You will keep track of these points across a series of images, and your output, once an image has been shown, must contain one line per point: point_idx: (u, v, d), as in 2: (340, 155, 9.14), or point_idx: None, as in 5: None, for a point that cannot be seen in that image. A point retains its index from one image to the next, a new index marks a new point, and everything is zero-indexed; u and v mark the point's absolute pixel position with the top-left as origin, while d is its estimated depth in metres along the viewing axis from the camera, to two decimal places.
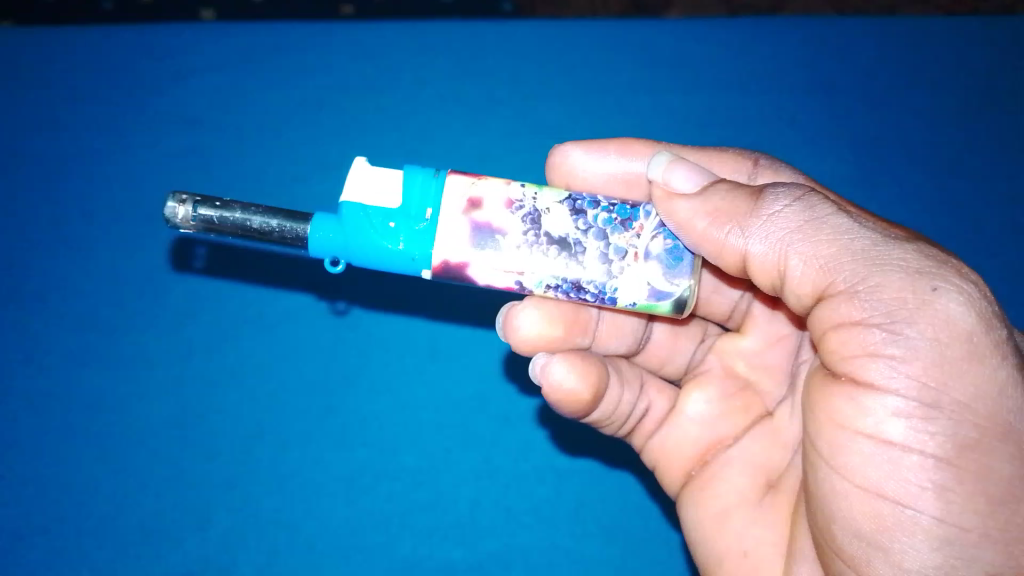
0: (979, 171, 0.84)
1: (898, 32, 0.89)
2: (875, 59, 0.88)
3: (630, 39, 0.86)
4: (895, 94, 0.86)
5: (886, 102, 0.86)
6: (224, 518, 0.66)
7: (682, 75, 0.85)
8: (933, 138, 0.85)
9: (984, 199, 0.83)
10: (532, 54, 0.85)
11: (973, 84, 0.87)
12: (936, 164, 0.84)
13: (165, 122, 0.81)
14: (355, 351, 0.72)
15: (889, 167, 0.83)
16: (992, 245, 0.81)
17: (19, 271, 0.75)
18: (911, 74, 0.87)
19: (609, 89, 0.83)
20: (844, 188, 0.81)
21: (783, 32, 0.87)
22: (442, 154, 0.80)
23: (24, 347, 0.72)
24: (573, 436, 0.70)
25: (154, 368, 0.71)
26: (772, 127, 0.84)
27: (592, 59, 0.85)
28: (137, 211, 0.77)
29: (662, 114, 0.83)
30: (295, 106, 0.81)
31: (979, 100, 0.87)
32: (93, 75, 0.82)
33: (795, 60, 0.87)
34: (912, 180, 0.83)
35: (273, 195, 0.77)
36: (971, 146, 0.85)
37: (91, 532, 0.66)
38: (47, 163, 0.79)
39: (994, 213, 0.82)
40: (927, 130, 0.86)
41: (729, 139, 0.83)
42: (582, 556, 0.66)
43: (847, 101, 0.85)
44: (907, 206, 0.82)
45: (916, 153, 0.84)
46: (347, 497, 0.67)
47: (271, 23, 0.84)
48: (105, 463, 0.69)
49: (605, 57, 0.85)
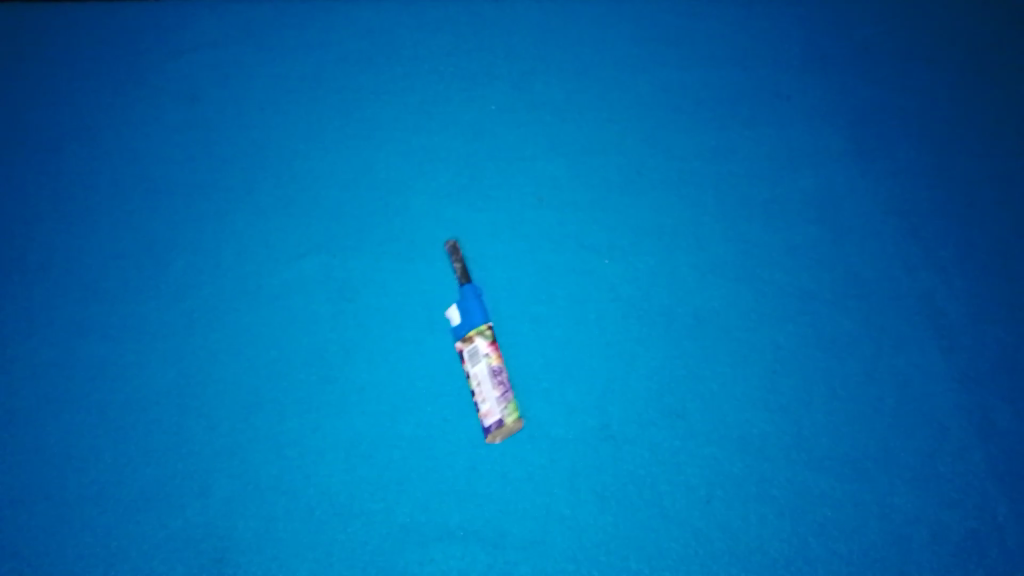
0: (982, 145, 0.88)
1: (885, 9, 0.99)
2: (860, 37, 0.96)
3: (625, 23, 0.96)
4: (888, 65, 0.94)
5: (875, 74, 0.93)
6: (257, 477, 0.69)
7: (673, 51, 0.94)
8: (929, 110, 0.91)
9: (985, 170, 0.87)
10: (537, 37, 0.95)
11: (962, 57, 0.95)
12: (937, 134, 0.89)
13: (187, 99, 0.89)
14: (383, 323, 0.77)
15: (882, 138, 0.89)
16: (998, 214, 0.84)
17: (59, 240, 0.81)
18: (899, 52, 0.95)
19: (606, 65, 0.93)
20: (831, 155, 0.87)
21: (770, 9, 0.98)
22: (454, 124, 0.89)
23: (56, 316, 0.77)
24: (567, 405, 0.73)
25: (170, 337, 0.76)
26: (759, 95, 0.91)
27: (586, 40, 0.95)
28: (154, 189, 0.84)
29: (654, 87, 0.91)
30: (321, 88, 0.91)
31: (971, 69, 0.94)
32: (137, 59, 0.92)
33: (783, 37, 0.96)
34: (912, 151, 0.88)
35: (285, 169, 0.85)
36: (968, 114, 0.90)
37: (124, 490, 0.69)
38: (85, 137, 0.87)
39: (997, 183, 0.86)
40: (923, 102, 0.92)
41: (718, 106, 0.90)
42: (574, 520, 0.68)
43: (836, 69, 0.94)
44: (902, 177, 0.86)
45: (912, 125, 0.90)
46: (377, 461, 0.70)
47: (298, 12, 0.96)
48: (139, 425, 0.72)
49: (602, 35, 0.95)
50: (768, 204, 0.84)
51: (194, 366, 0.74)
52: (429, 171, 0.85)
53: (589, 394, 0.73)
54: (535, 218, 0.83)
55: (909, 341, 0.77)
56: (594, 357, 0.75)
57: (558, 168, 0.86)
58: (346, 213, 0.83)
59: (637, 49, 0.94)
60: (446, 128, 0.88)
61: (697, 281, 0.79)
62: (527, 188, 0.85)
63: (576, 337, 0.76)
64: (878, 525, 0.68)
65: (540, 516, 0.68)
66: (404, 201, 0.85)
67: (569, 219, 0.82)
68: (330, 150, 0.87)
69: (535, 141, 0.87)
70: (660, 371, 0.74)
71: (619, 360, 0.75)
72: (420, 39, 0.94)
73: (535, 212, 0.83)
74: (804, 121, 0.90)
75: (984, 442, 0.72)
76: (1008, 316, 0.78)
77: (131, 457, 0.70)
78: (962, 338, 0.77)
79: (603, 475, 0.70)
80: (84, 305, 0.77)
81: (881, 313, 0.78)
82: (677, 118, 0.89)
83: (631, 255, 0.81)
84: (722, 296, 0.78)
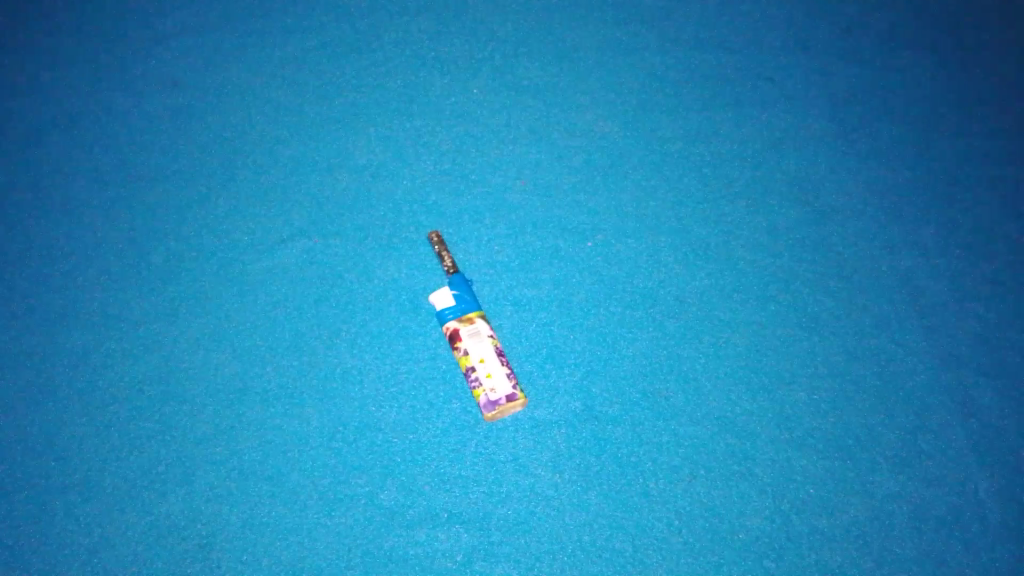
0: (954, 240, 1.11)
1: (885, 106, 1.23)
2: (855, 124, 1.21)
3: (662, 106, 1.20)
4: (877, 151, 1.19)
5: (864, 156, 1.18)
6: (274, 508, 0.88)
7: (693, 128, 1.18)
8: (906, 196, 1.15)
9: (952, 256, 1.10)
10: (590, 125, 1.17)
11: (945, 157, 1.19)
12: (910, 216, 1.13)
13: (272, 187, 1.10)
14: (408, 375, 0.96)
15: (858, 206, 1.13)
16: (960, 296, 1.07)
17: (146, 298, 1.01)
18: (889, 142, 1.20)
19: (645, 144, 1.16)
20: (812, 214, 1.11)
21: (782, 96, 1.23)
22: (512, 206, 1.09)
23: (146, 360, 0.97)
24: (568, 432, 0.93)
25: (234, 384, 0.95)
26: (761, 163, 1.15)
27: (631, 124, 1.18)
28: (225, 261, 1.04)
29: (682, 161, 1.14)
30: (402, 181, 1.10)
31: (951, 171, 1.17)
32: (239, 149, 1.13)
33: (790, 118, 1.21)
34: (887, 224, 1.12)
35: (357, 246, 1.05)
36: (942, 208, 1.14)
37: (172, 507, 0.88)
38: (172, 212, 1.08)
39: (960, 269, 1.09)
40: (902, 187, 1.15)
41: (726, 170, 1.14)
42: (540, 529, 0.88)
43: (830, 146, 1.18)
44: (874, 243, 1.10)
45: (890, 203, 1.14)
46: (378, 499, 0.88)
47: (395, 116, 1.16)
48: (194, 456, 0.91)
49: (642, 116, 1.18)
50: (762, 252, 1.07)
51: (253, 407, 0.93)
52: (489, 244, 1.05)
53: (612, 422, 0.94)
54: (571, 275, 1.03)
55: (901, 392, 0.99)
56: (619, 394, 0.95)
57: (594, 245, 1.06)
58: (398, 288, 1.02)
59: (681, 137, 1.17)
60: (502, 207, 1.08)
61: (712, 330, 1.01)
62: (566, 249, 1.05)
63: (608, 378, 0.96)
64: (841, 525, 0.90)
65: (516, 532, 0.87)
66: (439, 279, 1.03)
67: (604, 271, 1.04)
68: (390, 232, 1.06)
69: (584, 220, 1.08)
70: (646, 399, 0.95)
71: (641, 397, 0.95)
72: (496, 116, 1.17)
73: (572, 273, 1.04)
74: (810, 195, 1.13)
75: (950, 478, 0.94)
76: (958, 377, 1.01)
77: (174, 491, 0.89)
78: (942, 398, 0.99)
79: (573, 492, 0.90)
80: (164, 358, 0.97)
81: (864, 360, 1.01)
82: (693, 184, 1.12)
83: (655, 304, 1.02)
84: (723, 338, 1.00)
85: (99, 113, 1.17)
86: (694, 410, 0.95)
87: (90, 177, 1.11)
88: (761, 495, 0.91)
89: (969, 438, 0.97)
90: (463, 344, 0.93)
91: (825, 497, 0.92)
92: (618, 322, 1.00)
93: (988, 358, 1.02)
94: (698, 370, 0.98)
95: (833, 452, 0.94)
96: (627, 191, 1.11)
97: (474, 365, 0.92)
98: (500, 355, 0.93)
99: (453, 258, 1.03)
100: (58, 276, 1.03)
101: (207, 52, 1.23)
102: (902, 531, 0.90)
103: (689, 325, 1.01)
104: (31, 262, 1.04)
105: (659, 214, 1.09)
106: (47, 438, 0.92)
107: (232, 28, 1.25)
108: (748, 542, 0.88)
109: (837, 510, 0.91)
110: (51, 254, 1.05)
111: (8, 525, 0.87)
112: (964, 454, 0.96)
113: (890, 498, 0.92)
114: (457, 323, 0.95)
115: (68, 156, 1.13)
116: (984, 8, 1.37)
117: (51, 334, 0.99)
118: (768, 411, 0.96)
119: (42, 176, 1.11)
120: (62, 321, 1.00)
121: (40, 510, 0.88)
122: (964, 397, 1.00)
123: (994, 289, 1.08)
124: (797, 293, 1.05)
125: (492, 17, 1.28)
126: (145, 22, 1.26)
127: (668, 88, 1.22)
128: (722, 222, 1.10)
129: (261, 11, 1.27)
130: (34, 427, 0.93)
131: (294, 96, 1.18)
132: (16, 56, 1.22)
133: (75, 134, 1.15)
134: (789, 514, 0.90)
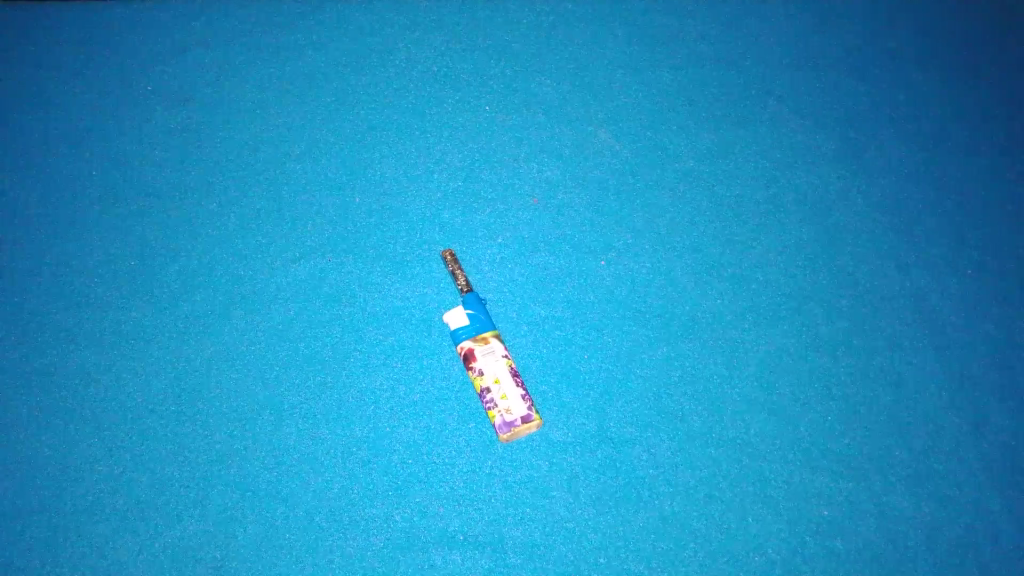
0: (962, 261, 1.12)
1: (892, 124, 1.24)
2: (861, 142, 1.22)
3: (670, 125, 1.20)
4: (885, 171, 1.19)
5: (870, 175, 1.19)
6: (287, 530, 0.87)
7: (701, 147, 1.18)
8: (913, 216, 1.15)
9: (959, 278, 1.10)
10: (598, 144, 1.17)
11: (951, 177, 1.19)
12: (918, 237, 1.13)
13: (282, 205, 1.09)
14: (422, 394, 0.95)
15: (866, 226, 1.14)
16: (967, 319, 1.07)
17: (154, 315, 1.01)
18: (895, 161, 1.20)
19: (652, 162, 1.16)
20: (818, 233, 1.12)
21: (789, 113, 1.23)
22: (523, 224, 1.09)
23: (154, 378, 0.96)
24: (583, 452, 0.93)
25: (243, 403, 0.94)
26: (767, 182, 1.16)
27: (639, 142, 1.18)
28: (235, 279, 1.04)
29: (689, 179, 1.15)
30: (413, 199, 1.11)
31: (958, 192, 1.18)
32: (248, 167, 1.13)
33: (796, 136, 1.21)
34: (894, 244, 1.12)
35: (369, 265, 1.05)
36: (949, 228, 1.15)
37: (186, 528, 0.87)
38: (183, 229, 1.08)
39: (968, 291, 1.09)
40: (909, 208, 1.16)
41: (733, 190, 1.15)
42: (557, 552, 0.87)
43: (837, 165, 1.19)
44: (882, 263, 1.11)
45: (897, 224, 1.14)
46: (393, 523, 0.88)
47: (405, 135, 1.17)
48: (205, 475, 0.90)
49: (650, 134, 1.19)
50: (769, 272, 1.08)
51: (264, 425, 0.93)
52: (502, 262, 1.05)
53: (627, 442, 0.94)
54: (584, 294, 1.04)
55: (913, 414, 0.99)
56: (635, 414, 0.95)
57: (607, 264, 1.06)
58: (411, 306, 1.02)
59: (687, 155, 1.17)
60: (515, 225, 1.09)
61: (724, 349, 1.01)
62: (580, 268, 1.06)
63: (623, 397, 0.96)
64: (855, 546, 0.90)
65: (532, 555, 0.87)
66: (453, 297, 1.02)
67: (617, 289, 1.04)
68: (402, 250, 1.06)
69: (594, 239, 1.08)
70: (660, 419, 0.95)
71: (658, 417, 0.95)
72: (508, 133, 1.18)
73: (585, 291, 1.04)
74: (817, 215, 1.14)
75: (962, 500, 0.94)
76: (968, 398, 1.01)
77: (187, 511, 0.88)
78: (955, 420, 0.99)
79: (588, 513, 0.89)
80: (173, 376, 0.96)
81: (878, 380, 1.01)
82: (701, 202, 1.13)
83: (670, 323, 1.02)
84: (738, 357, 1.00)
85: (108, 129, 1.17)
86: (710, 430, 0.95)
87: (98, 194, 1.11)
88: (776, 516, 0.91)
89: (982, 459, 0.97)
90: (477, 364, 0.92)
91: (841, 518, 0.91)
92: (631, 341, 1.00)
93: (1000, 380, 1.03)
94: (713, 389, 0.98)
95: (847, 472, 0.94)
96: (639, 210, 1.11)
97: (490, 386, 0.91)
98: (516, 376, 0.92)
99: (467, 277, 1.03)
100: (66, 293, 1.03)
101: (215, 66, 1.23)
102: (914, 552, 0.91)
103: (703, 344, 1.01)
104: (40, 280, 1.04)
105: (672, 232, 1.10)
106: (54, 458, 0.92)
107: (242, 42, 1.25)
108: (765, 563, 0.88)
109: (851, 531, 0.91)
110: (60, 271, 1.05)
111: (19, 546, 0.87)
112: (976, 476, 0.96)
113: (904, 518, 0.92)
114: (472, 342, 0.94)
115: (77, 172, 1.13)
116: (995, 20, 1.37)
117: (60, 351, 0.99)
118: (784, 430, 0.96)
119: (52, 193, 1.11)
120: (71, 338, 1.00)
121: (52, 530, 0.88)
122: (976, 418, 1.00)
123: (1005, 312, 1.08)
124: (809, 312, 1.05)
125: (503, 29, 1.28)
126: (152, 33, 1.26)
127: (677, 105, 1.22)
128: (733, 241, 1.10)
129: (270, 25, 1.27)
130: (41, 448, 0.92)
131: (304, 114, 1.18)
132: (24, 69, 1.22)
133: (85, 149, 1.15)
134: (803, 534, 0.90)
